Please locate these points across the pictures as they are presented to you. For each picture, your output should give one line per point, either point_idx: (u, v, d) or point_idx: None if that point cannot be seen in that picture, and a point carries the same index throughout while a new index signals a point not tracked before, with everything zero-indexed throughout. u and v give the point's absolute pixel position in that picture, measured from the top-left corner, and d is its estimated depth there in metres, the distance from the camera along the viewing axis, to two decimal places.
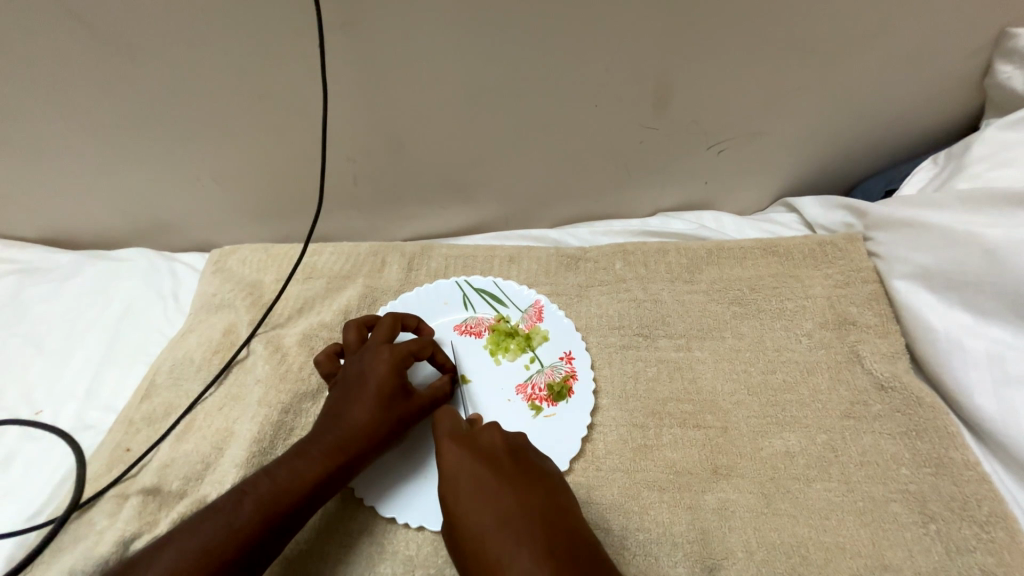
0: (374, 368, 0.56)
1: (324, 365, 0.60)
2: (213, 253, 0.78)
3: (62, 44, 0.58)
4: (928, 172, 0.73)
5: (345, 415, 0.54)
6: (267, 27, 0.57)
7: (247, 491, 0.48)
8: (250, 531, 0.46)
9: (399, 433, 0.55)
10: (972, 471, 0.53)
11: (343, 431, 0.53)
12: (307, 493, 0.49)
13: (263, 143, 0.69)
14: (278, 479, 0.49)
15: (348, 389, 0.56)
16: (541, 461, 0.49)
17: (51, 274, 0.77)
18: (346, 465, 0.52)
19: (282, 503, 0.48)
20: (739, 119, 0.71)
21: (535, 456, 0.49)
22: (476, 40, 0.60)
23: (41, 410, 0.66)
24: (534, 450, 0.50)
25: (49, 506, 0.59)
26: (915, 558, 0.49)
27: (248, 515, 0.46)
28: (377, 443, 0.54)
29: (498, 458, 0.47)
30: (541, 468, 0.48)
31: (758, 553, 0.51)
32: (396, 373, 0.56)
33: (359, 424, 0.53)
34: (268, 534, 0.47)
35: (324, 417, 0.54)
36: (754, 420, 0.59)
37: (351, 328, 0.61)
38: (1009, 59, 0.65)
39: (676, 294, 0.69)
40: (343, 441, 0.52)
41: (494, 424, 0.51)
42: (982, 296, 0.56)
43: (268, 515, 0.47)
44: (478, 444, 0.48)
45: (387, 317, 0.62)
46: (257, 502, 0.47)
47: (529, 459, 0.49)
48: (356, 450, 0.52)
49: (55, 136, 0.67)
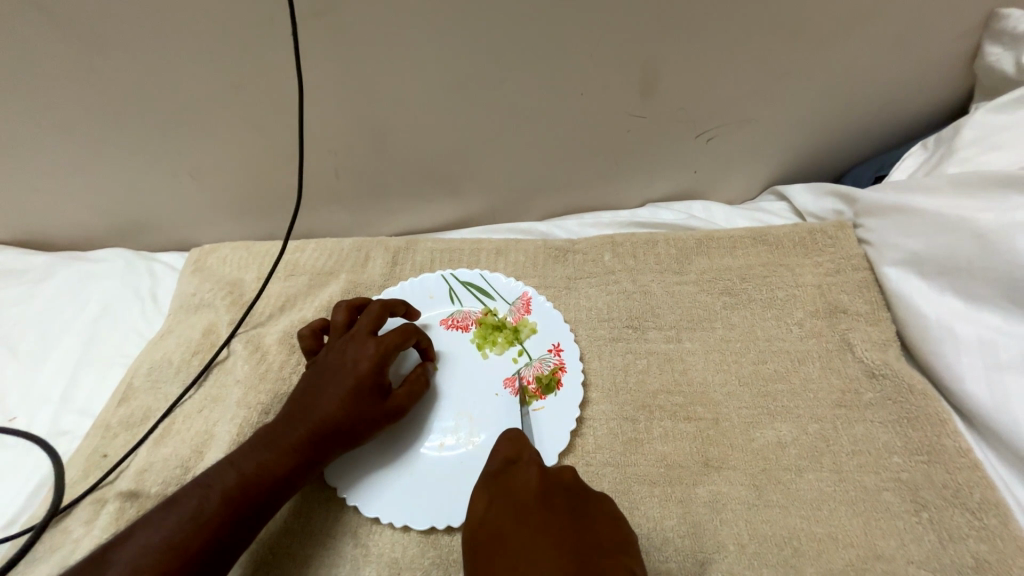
0: (356, 362, 0.55)
1: (307, 340, 0.60)
2: (192, 252, 0.76)
3: (28, 41, 0.56)
4: (918, 157, 0.72)
5: (316, 404, 0.53)
6: (240, 19, 0.55)
7: (213, 483, 0.47)
8: (216, 522, 0.45)
9: (373, 429, 0.54)
10: (964, 457, 0.52)
11: (312, 422, 0.52)
12: (274, 483, 0.48)
13: (241, 138, 0.67)
14: (245, 470, 0.48)
15: (325, 377, 0.55)
16: (585, 503, 0.43)
17: (25, 277, 0.76)
18: (314, 457, 0.51)
19: (249, 496, 0.47)
20: (727, 105, 0.70)
21: (576, 500, 0.43)
22: (457, 29, 0.59)
23: (15, 416, 0.65)
24: (582, 492, 0.44)
25: (24, 515, 0.58)
26: (907, 548, 0.49)
27: (214, 507, 0.45)
28: (347, 436, 0.53)
29: (526, 500, 0.42)
30: (581, 511, 0.42)
31: (750, 545, 0.50)
32: (376, 369, 0.55)
33: (328, 416, 0.52)
34: (236, 526, 0.46)
35: (297, 403, 0.54)
36: (745, 412, 0.58)
37: (340, 310, 0.60)
38: (998, 40, 0.64)
39: (666, 285, 0.68)
40: (311, 434, 0.51)
41: (533, 463, 0.46)
42: (973, 281, 0.56)
43: (235, 505, 0.46)
44: (505, 489, 0.44)
45: (377, 304, 0.60)
46: (223, 493, 0.46)
47: (569, 503, 0.42)
48: (324, 443, 0.51)
49: (24, 136, 0.65)
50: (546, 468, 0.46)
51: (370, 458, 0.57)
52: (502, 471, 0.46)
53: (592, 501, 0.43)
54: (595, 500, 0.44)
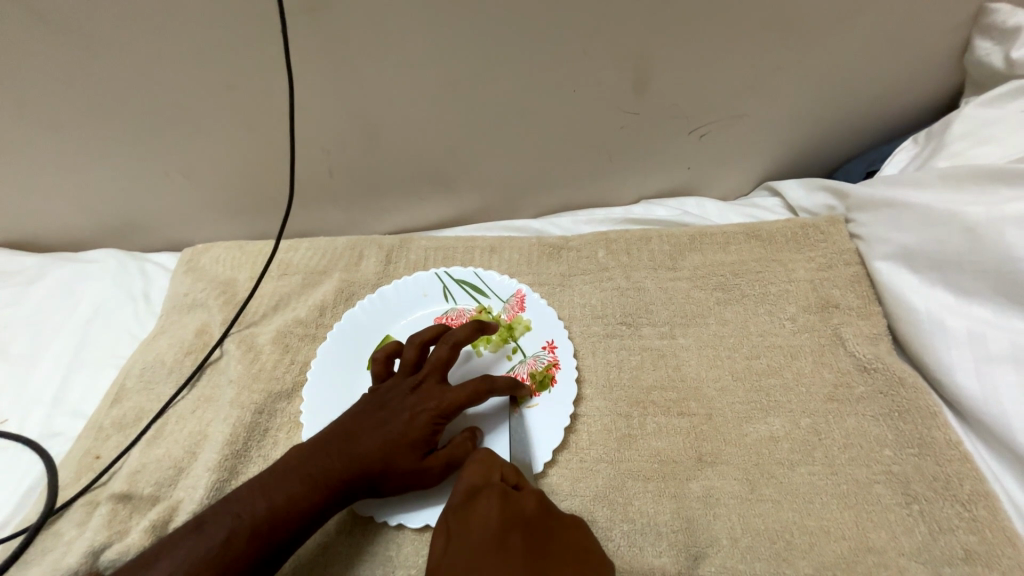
0: (415, 415, 0.52)
1: (378, 365, 0.57)
2: (184, 253, 0.76)
3: (17, 43, 0.56)
4: (910, 152, 0.72)
5: (360, 442, 0.51)
6: (230, 18, 0.55)
7: (241, 514, 0.47)
8: (237, 557, 0.46)
9: (408, 485, 0.51)
10: (955, 450, 0.53)
11: (350, 461, 0.50)
12: (301, 521, 0.48)
13: (233, 138, 0.67)
14: (275, 502, 0.48)
15: (378, 420, 0.53)
16: (547, 533, 0.41)
17: (17, 278, 0.75)
18: (342, 497, 0.50)
19: (276, 531, 0.47)
20: (719, 101, 0.70)
21: (538, 530, 0.41)
22: (449, 27, 0.58)
23: (7, 418, 0.65)
24: (546, 520, 0.42)
25: (16, 516, 0.58)
26: (898, 539, 0.49)
27: (241, 542, 0.46)
28: (379, 485, 0.51)
29: (483, 534, 0.40)
30: (541, 543, 0.39)
31: (743, 539, 0.50)
32: (431, 428, 0.52)
33: (366, 461, 0.50)
34: (257, 561, 0.46)
35: (343, 437, 0.52)
36: (739, 406, 0.58)
37: (413, 347, 0.57)
38: (988, 35, 0.65)
39: (660, 281, 0.68)
40: (346, 472, 0.50)
41: (494, 492, 0.44)
42: (962, 275, 0.56)
43: (259, 542, 0.47)
44: (466, 522, 0.42)
45: (450, 347, 0.57)
46: (250, 528, 0.47)
47: (528, 535, 0.40)
48: (355, 486, 0.50)
49: (15, 138, 0.65)
50: (508, 496, 0.43)
51: None
52: (463, 505, 0.44)
53: (556, 531, 0.41)
54: (559, 531, 0.41)
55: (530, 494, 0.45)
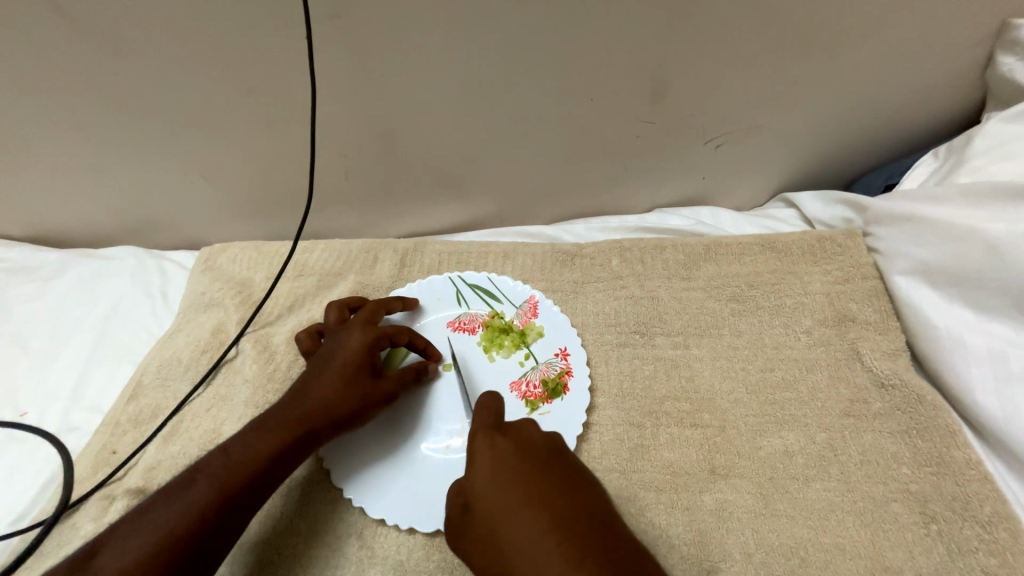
0: (346, 346, 0.57)
1: (305, 342, 0.61)
2: (203, 251, 0.77)
3: (48, 43, 0.57)
4: (929, 166, 0.72)
5: (311, 386, 0.54)
6: (254, 22, 0.56)
7: (200, 469, 0.47)
8: (206, 507, 0.45)
9: (367, 412, 0.55)
10: (974, 470, 0.52)
11: (304, 405, 0.53)
12: (265, 465, 0.49)
13: (253, 140, 0.68)
14: (234, 454, 0.48)
15: (316, 366, 0.56)
16: (575, 479, 0.43)
17: (39, 273, 0.77)
18: (307, 440, 0.52)
19: (238, 478, 0.47)
20: (737, 111, 0.70)
21: (555, 456, 0.44)
22: (470, 35, 0.59)
23: (26, 411, 0.65)
24: (557, 451, 0.45)
25: (33, 510, 0.58)
26: (916, 559, 0.48)
27: (201, 492, 0.45)
28: (340, 419, 0.53)
29: (537, 460, 0.43)
30: (569, 475, 0.43)
31: (756, 554, 0.50)
32: (365, 354, 0.56)
33: (323, 395, 0.53)
34: (226, 510, 0.46)
35: (292, 390, 0.55)
36: (752, 419, 0.58)
37: (332, 309, 0.62)
38: (1012, 51, 0.64)
39: (674, 291, 0.68)
40: (307, 413, 0.52)
41: (538, 439, 0.45)
42: (982, 291, 0.55)
43: (224, 490, 0.46)
44: (495, 475, 0.43)
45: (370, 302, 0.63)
46: (209, 476, 0.46)
47: (578, 483, 0.43)
48: (317, 425, 0.52)
49: (42, 136, 0.66)
50: (547, 438, 0.46)
51: (372, 455, 0.57)
52: (490, 469, 0.43)
53: (564, 454, 0.45)
54: (564, 450, 0.46)
55: (532, 428, 0.47)
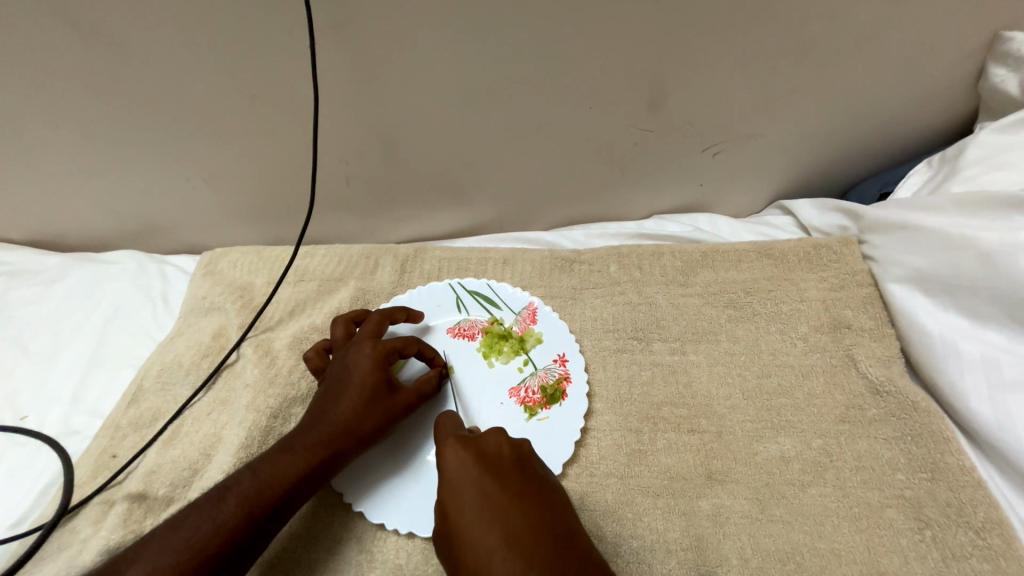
0: (359, 365, 0.57)
1: (314, 360, 0.61)
2: (204, 256, 0.77)
3: (54, 51, 0.58)
4: (923, 175, 0.73)
5: (331, 410, 0.54)
6: (258, 32, 0.57)
7: (229, 487, 0.48)
8: (234, 524, 0.46)
9: (387, 429, 0.55)
10: (968, 475, 0.52)
11: (327, 427, 0.53)
12: (291, 487, 0.49)
13: (255, 146, 0.68)
14: (261, 474, 0.49)
15: (332, 387, 0.56)
16: (537, 485, 0.44)
17: (40, 277, 0.77)
18: (332, 460, 0.52)
19: (266, 498, 0.48)
20: (733, 120, 0.71)
21: (522, 465, 0.46)
22: (470, 45, 0.60)
23: (27, 415, 0.65)
24: (523, 460, 0.46)
25: (32, 514, 0.58)
26: (910, 565, 0.49)
27: (231, 510, 0.46)
28: (362, 440, 0.54)
29: (498, 469, 0.44)
30: (532, 484, 0.44)
31: (753, 559, 0.50)
32: (378, 371, 0.56)
33: (344, 419, 0.54)
34: (252, 529, 0.46)
35: (310, 413, 0.55)
36: (748, 425, 0.58)
37: (338, 325, 0.62)
38: (1003, 62, 0.65)
39: (672, 298, 0.68)
40: (329, 436, 0.53)
41: (500, 445, 0.47)
42: (977, 300, 0.56)
43: (251, 508, 0.47)
44: (458, 485, 0.44)
45: (376, 314, 0.63)
46: (238, 495, 0.47)
47: (539, 493, 0.43)
48: (340, 446, 0.53)
49: (45, 141, 0.67)
50: (512, 445, 0.47)
51: (371, 460, 0.58)
52: (454, 481, 0.44)
53: (531, 463, 0.47)
54: (533, 460, 0.47)
55: (497, 436, 0.47)
